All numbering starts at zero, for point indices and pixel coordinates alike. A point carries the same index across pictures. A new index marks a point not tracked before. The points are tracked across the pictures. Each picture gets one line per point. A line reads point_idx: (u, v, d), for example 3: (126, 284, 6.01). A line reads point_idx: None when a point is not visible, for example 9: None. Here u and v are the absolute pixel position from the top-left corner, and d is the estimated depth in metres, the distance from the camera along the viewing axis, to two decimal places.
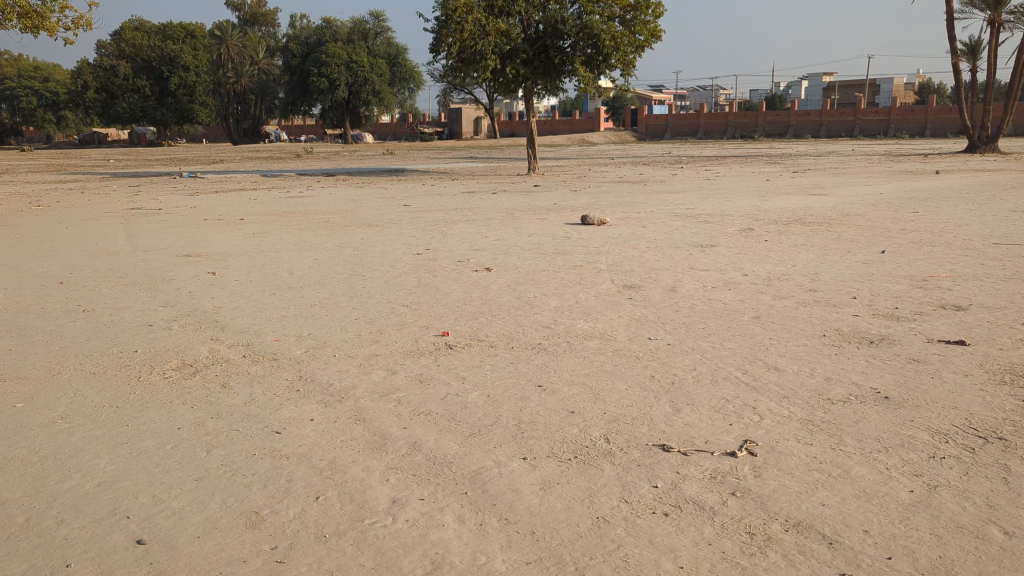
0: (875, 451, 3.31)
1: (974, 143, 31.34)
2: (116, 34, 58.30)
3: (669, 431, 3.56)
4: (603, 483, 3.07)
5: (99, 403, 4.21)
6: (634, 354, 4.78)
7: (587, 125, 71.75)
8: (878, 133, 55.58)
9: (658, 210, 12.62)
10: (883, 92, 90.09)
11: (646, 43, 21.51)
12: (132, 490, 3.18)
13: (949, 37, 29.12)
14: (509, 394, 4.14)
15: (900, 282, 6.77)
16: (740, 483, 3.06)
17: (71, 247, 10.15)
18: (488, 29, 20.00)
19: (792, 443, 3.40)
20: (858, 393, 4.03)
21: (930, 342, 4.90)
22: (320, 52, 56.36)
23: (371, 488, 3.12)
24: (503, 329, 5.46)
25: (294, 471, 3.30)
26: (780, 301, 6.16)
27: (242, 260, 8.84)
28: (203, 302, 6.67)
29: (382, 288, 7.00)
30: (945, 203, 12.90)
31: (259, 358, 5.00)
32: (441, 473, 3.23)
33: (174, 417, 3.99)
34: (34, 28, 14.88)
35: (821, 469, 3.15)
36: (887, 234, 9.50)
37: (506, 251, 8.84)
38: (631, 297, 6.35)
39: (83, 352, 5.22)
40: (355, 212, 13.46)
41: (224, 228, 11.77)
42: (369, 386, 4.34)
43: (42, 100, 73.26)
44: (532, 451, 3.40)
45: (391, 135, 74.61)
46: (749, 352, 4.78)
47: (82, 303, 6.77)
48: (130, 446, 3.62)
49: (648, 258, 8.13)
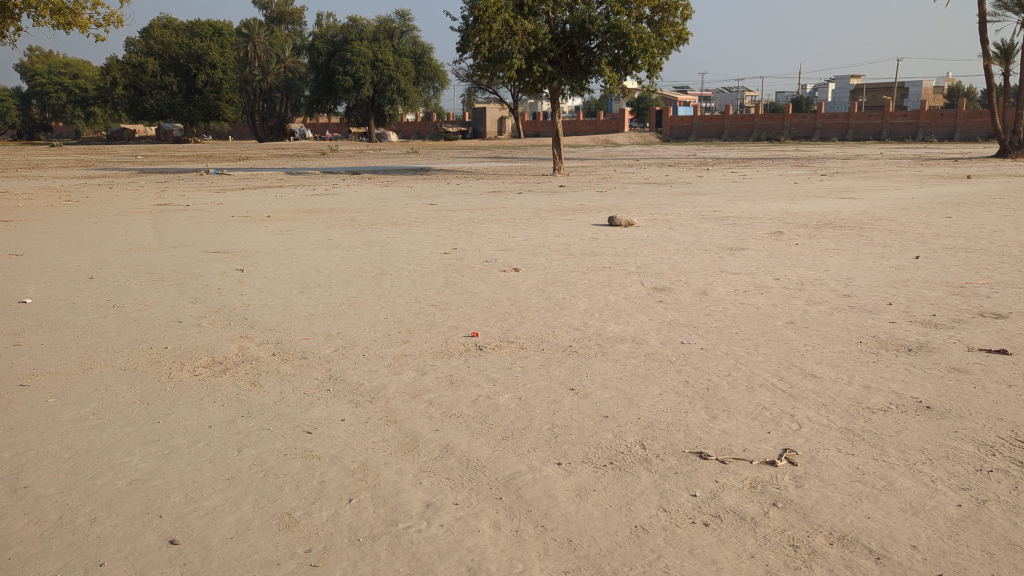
0: (920, 463, 3.22)
1: (1005, 148, 30.78)
2: (145, 31, 59.02)
3: (706, 438, 3.50)
4: (640, 491, 3.02)
5: (130, 400, 4.22)
6: (667, 357, 4.72)
7: (611, 125, 71.37)
8: (906, 136, 54.67)
9: (685, 212, 12.52)
10: (911, 94, 88.65)
11: (674, 45, 21.38)
12: (165, 489, 3.16)
13: (982, 40, 28.64)
14: (541, 396, 4.09)
15: (936, 288, 6.63)
16: (781, 493, 2.99)
17: (99, 242, 10.26)
18: (516, 29, 19.99)
19: (833, 453, 3.32)
20: (899, 402, 3.93)
21: (971, 351, 4.78)
22: (345, 52, 56.61)
23: (405, 491, 3.08)
24: (533, 330, 5.41)
25: (326, 472, 3.28)
26: (813, 306, 6.05)
27: (269, 256, 8.89)
28: (232, 299, 6.69)
29: (410, 287, 6.98)
30: (979, 208, 12.67)
31: (289, 356, 4.98)
32: (475, 477, 3.18)
33: (206, 414, 3.99)
34: (67, 25, 15.03)
35: (864, 480, 3.07)
36: (920, 239, 9.34)
37: (533, 251, 8.78)
38: (661, 300, 6.28)
39: (114, 348, 5.24)
40: (381, 210, 13.47)
41: (250, 224, 11.84)
42: (400, 387, 4.31)
43: (71, 97, 74.38)
44: (567, 456, 3.35)
45: (415, 135, 74.78)
46: (784, 358, 4.69)
47: (112, 298, 6.83)
48: (161, 444, 3.62)
49: (677, 261, 8.04)
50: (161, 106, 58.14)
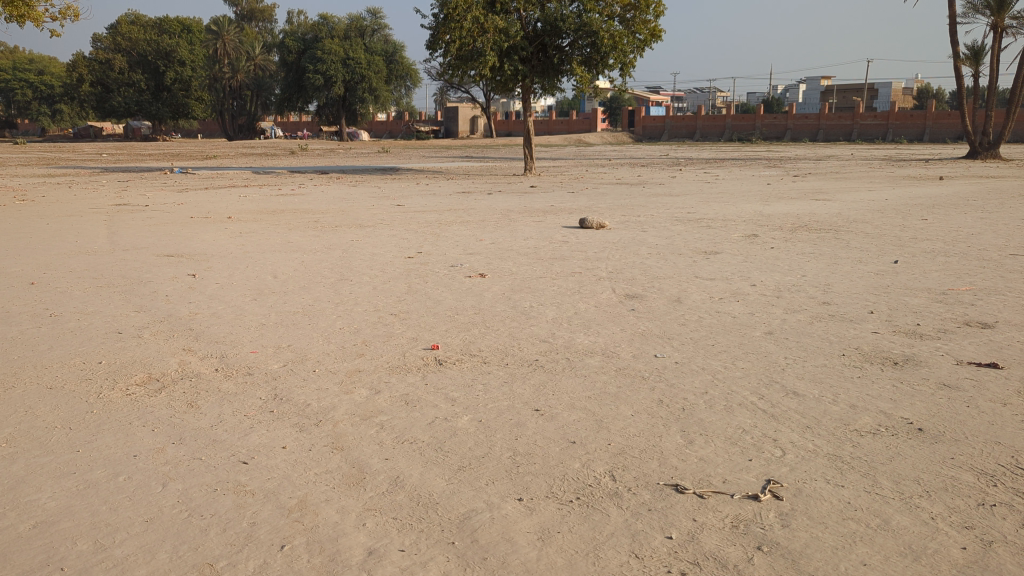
0: (916, 496, 2.95)
1: (975, 149, 30.89)
2: (113, 28, 57.97)
3: (682, 468, 3.19)
4: (610, 533, 2.69)
5: (50, 424, 3.80)
6: (639, 373, 4.41)
7: (583, 125, 71.06)
8: (876, 137, 54.97)
9: (658, 213, 12.28)
10: (881, 97, 89.82)
11: (646, 43, 21.13)
12: (72, 534, 2.77)
13: (951, 42, 28.67)
14: (503, 419, 3.75)
15: (917, 295, 6.41)
16: (767, 534, 2.69)
17: (48, 245, 9.75)
18: (487, 26, 19.57)
19: (822, 486, 3.03)
20: (888, 424, 3.67)
21: (960, 364, 4.55)
22: (316, 49, 55.73)
23: (345, 535, 2.73)
24: (498, 342, 5.09)
25: (259, 511, 2.90)
26: (792, 315, 5.79)
27: (224, 261, 8.46)
28: (179, 308, 6.26)
29: (371, 293, 6.62)
30: (955, 210, 12.56)
31: (232, 372, 4.60)
32: (426, 517, 2.83)
33: (131, 441, 3.57)
34: (19, 18, 14.43)
35: (856, 517, 2.78)
36: (898, 244, 9.13)
37: (501, 256, 8.43)
38: (633, 308, 5.97)
39: (42, 363, 4.81)
40: (347, 212, 13.05)
41: (208, 227, 11.34)
42: (350, 408, 3.94)
43: (36, 93, 72.18)
44: (529, 490, 3.01)
45: (386, 134, 74.10)
46: (764, 373, 4.40)
47: (50, 305, 6.38)
48: (76, 477, 3.20)
49: (651, 265, 7.75)
50: (129, 103, 56.99)
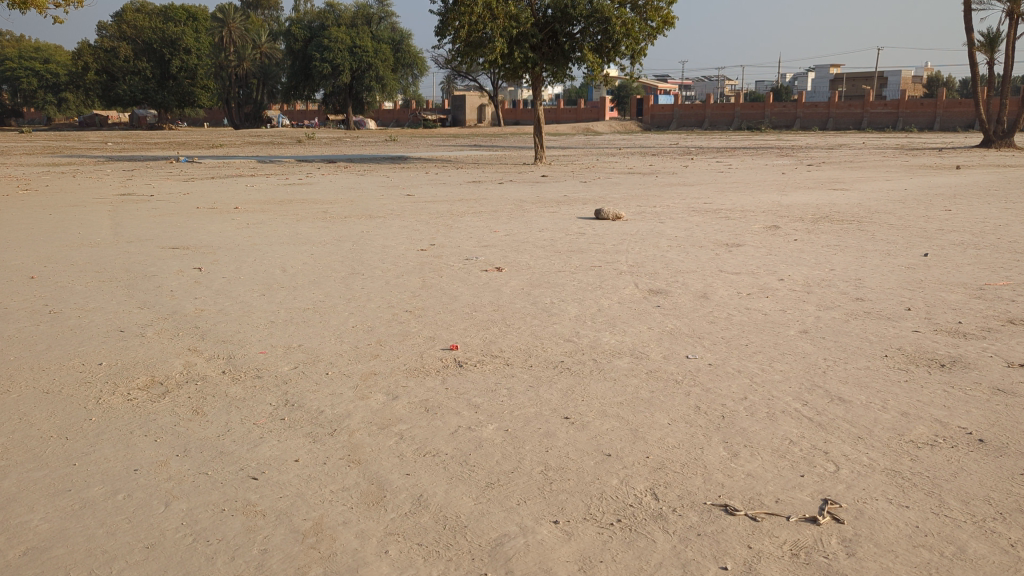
0: (990, 518, 2.70)
1: (990, 138, 30.37)
2: (120, 16, 57.76)
3: (730, 485, 2.93)
4: (658, 563, 2.44)
5: (47, 434, 3.56)
6: (672, 377, 4.14)
7: (591, 114, 70.62)
8: (886, 125, 54.37)
9: (675, 204, 11.97)
10: (889, 85, 88.94)
11: (659, 30, 20.76)
12: (65, 563, 2.53)
13: (967, 29, 28.19)
14: (530, 428, 3.49)
15: (955, 291, 6.11)
16: (831, 565, 2.45)
17: (51, 236, 9.51)
18: (498, 12, 19.24)
19: (884, 506, 2.78)
20: (945, 434, 3.41)
21: (1011, 367, 4.27)
22: (322, 37, 55.35)
23: (367, 564, 2.49)
24: (519, 341, 4.83)
25: (271, 536, 2.66)
26: (826, 312, 5.51)
27: (231, 254, 8.23)
28: (184, 304, 6.02)
29: (383, 288, 6.37)
30: (978, 200, 12.22)
31: (240, 375, 4.36)
32: (454, 543, 2.59)
33: (132, 454, 3.32)
34: (23, 4, 14.15)
35: (928, 545, 2.53)
36: (926, 235, 8.82)
37: (516, 248, 8.16)
38: (658, 305, 5.71)
39: (40, 365, 4.58)
40: (356, 202, 12.79)
41: (213, 217, 11.08)
42: (366, 416, 3.69)
43: (43, 82, 71.89)
44: (564, 511, 2.76)
45: (393, 123, 73.66)
46: (804, 376, 4.14)
47: (49, 301, 6.14)
48: (72, 495, 2.97)
49: (672, 259, 7.46)
50: (134, 92, 56.66)
